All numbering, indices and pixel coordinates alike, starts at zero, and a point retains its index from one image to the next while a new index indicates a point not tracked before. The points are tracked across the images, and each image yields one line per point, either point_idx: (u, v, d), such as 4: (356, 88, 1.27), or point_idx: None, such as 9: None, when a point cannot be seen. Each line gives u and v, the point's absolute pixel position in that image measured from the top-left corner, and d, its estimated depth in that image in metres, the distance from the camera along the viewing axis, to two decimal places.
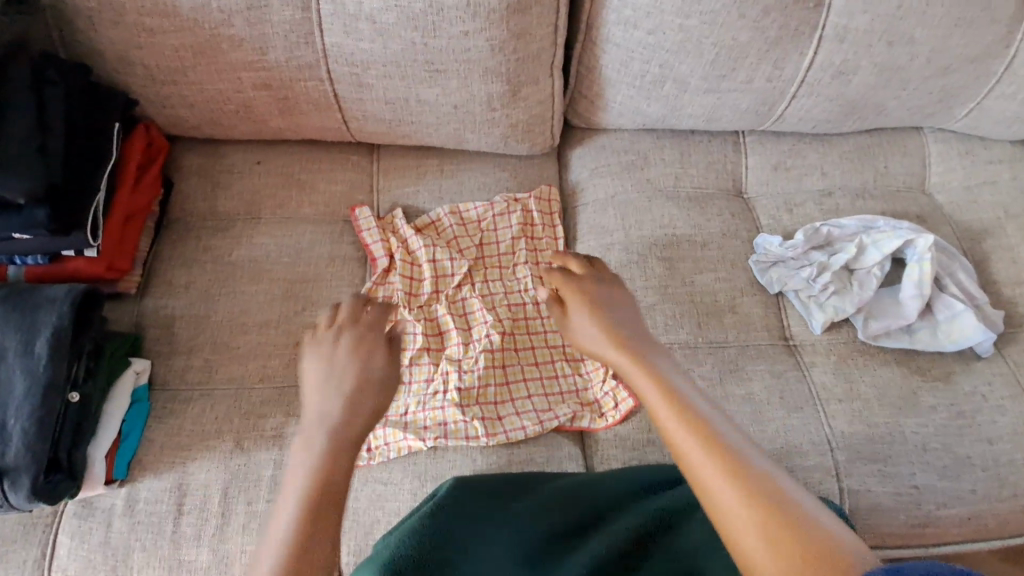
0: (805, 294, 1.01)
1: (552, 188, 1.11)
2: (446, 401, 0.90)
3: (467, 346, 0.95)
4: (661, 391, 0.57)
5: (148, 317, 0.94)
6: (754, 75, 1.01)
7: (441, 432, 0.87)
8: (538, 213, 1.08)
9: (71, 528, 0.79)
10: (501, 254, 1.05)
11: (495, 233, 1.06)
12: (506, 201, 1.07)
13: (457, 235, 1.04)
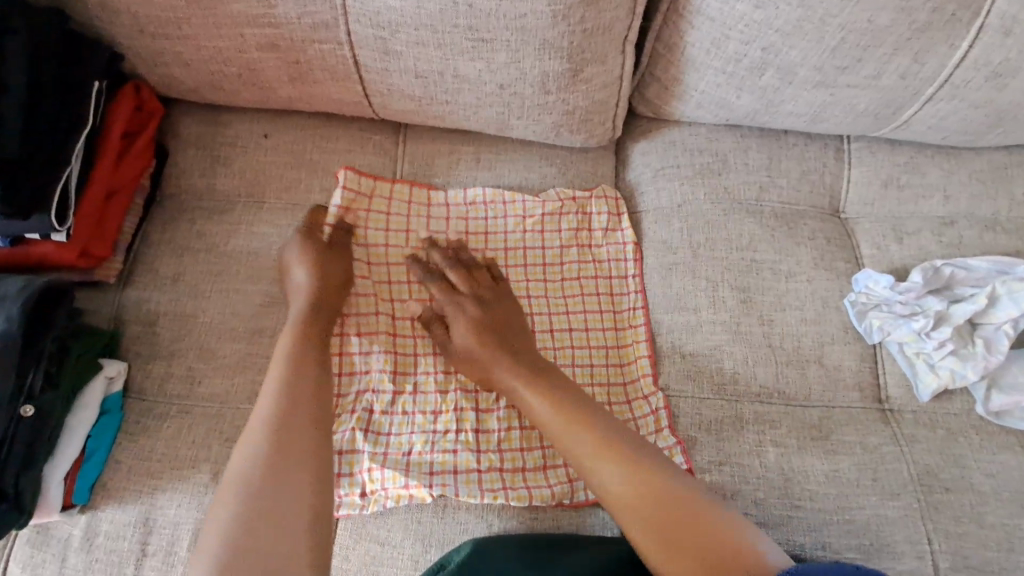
0: (913, 350, 0.81)
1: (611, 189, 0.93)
2: (459, 443, 0.77)
3: (491, 375, 0.81)
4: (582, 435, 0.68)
5: (128, 312, 0.81)
6: (884, 69, 0.79)
7: (451, 482, 0.74)
8: (601, 219, 0.91)
9: (23, 557, 0.69)
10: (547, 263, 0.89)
11: (539, 239, 0.89)
12: (561, 200, 0.90)
13: (493, 230, 0.89)
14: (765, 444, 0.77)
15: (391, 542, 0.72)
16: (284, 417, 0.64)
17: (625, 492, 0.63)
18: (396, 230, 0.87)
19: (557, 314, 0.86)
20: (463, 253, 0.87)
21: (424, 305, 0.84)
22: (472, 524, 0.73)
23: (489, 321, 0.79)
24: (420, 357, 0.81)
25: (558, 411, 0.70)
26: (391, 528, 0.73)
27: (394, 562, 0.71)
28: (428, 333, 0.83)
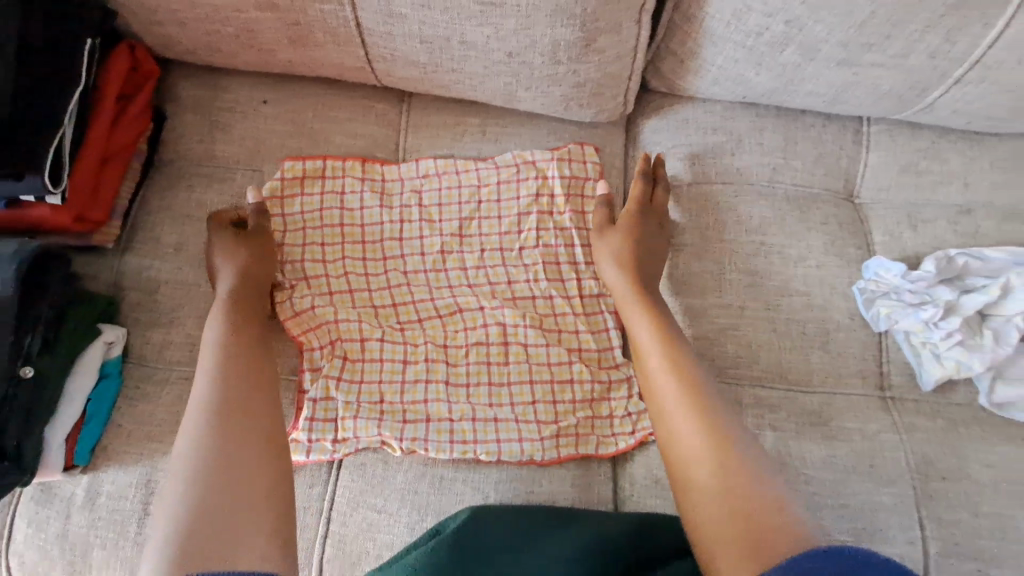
0: (919, 339, 0.81)
1: (585, 147, 0.89)
2: (430, 393, 0.78)
3: (455, 338, 0.81)
4: (679, 374, 0.70)
5: (128, 279, 0.81)
6: (913, 48, 0.75)
7: (422, 431, 0.75)
8: (562, 182, 0.87)
9: (28, 513, 0.71)
10: (503, 233, 0.86)
11: (499, 203, 0.87)
12: (517, 164, 0.88)
13: (446, 199, 0.87)
14: (763, 427, 0.78)
15: (387, 512, 0.72)
16: (230, 402, 0.64)
17: (691, 434, 0.65)
18: (344, 203, 0.86)
19: (519, 280, 0.84)
20: (415, 218, 0.86)
21: (377, 272, 0.84)
22: (469, 496, 0.73)
23: (637, 253, 0.80)
24: (388, 310, 0.82)
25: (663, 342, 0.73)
26: (388, 497, 0.73)
27: (389, 531, 0.71)
28: (385, 298, 0.83)
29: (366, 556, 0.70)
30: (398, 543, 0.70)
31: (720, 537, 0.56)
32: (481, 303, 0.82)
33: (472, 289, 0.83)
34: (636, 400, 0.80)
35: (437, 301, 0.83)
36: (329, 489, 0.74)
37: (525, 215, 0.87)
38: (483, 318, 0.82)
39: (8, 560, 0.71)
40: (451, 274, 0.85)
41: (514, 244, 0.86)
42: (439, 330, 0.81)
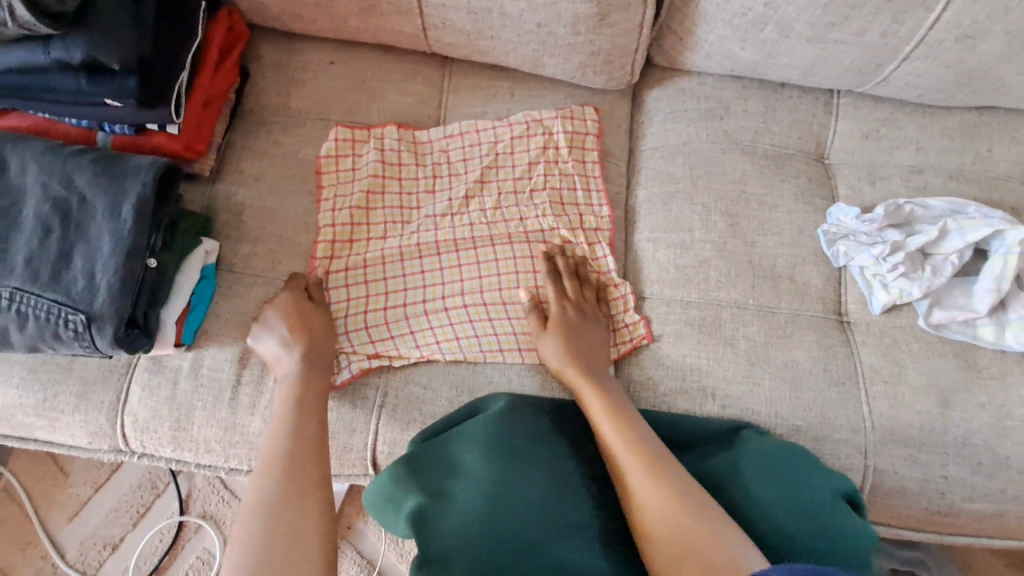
0: (871, 272, 0.97)
1: (585, 108, 1.06)
2: (455, 317, 0.93)
3: (478, 269, 0.95)
4: (628, 444, 0.77)
5: (219, 203, 0.98)
6: (868, 27, 0.93)
7: (453, 344, 0.92)
8: (565, 136, 1.03)
9: (143, 380, 0.87)
10: (517, 179, 1.01)
11: (513, 157, 1.02)
12: (527, 122, 1.04)
13: (469, 154, 1.02)
14: (737, 337, 0.94)
15: (432, 389, 0.90)
16: (303, 413, 0.79)
17: (653, 496, 0.72)
18: (384, 158, 1.01)
19: (530, 217, 0.99)
20: (443, 177, 1.01)
21: (412, 216, 0.99)
22: (497, 378, 0.92)
23: (574, 334, 0.90)
24: (420, 246, 0.96)
25: (610, 411, 0.82)
26: (433, 378, 0.91)
27: (434, 403, 0.90)
28: (418, 236, 0.97)
29: (414, 423, 0.89)
30: (441, 413, 0.89)
31: (677, 562, 0.66)
32: (495, 240, 0.97)
33: (492, 228, 0.97)
34: (633, 313, 0.97)
35: (459, 243, 0.96)
36: (387, 371, 0.91)
37: (534, 165, 1.02)
38: (497, 254, 0.96)
39: (124, 417, 0.87)
40: (472, 215, 0.98)
41: (526, 188, 1.01)
42: (464, 263, 0.95)
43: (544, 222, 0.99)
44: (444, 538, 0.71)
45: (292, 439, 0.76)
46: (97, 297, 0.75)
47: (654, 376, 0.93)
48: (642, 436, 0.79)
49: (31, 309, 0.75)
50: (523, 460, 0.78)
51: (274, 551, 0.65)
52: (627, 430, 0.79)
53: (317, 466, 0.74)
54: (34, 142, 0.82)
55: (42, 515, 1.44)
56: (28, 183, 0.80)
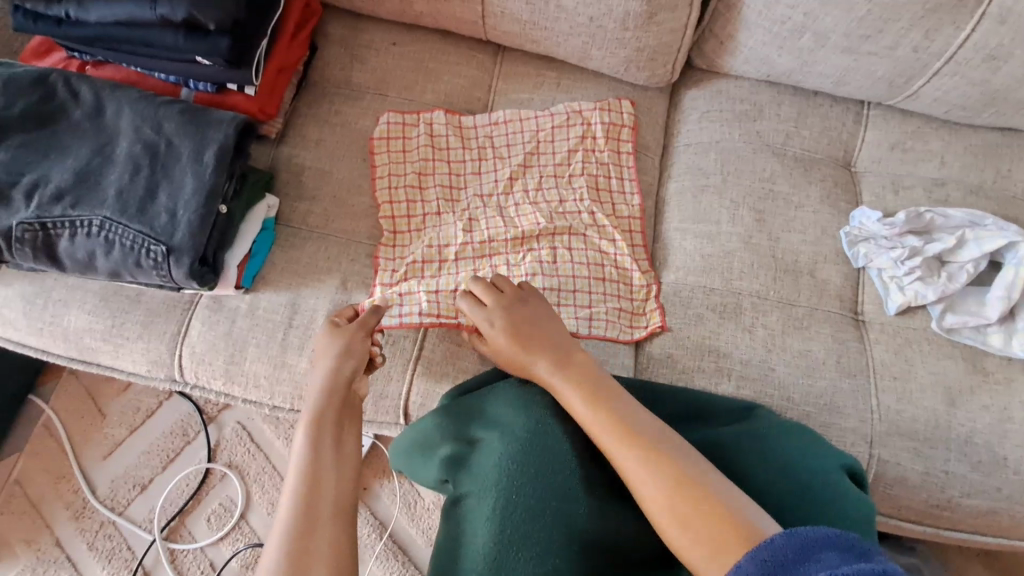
0: (888, 275, 1.01)
1: (621, 102, 1.12)
2: None
3: (517, 246, 1.01)
4: (614, 430, 0.74)
5: (281, 162, 1.06)
6: (900, 42, 0.99)
7: None
8: (602, 127, 1.09)
9: (203, 316, 0.95)
10: (556, 164, 1.08)
11: (553, 143, 1.09)
12: (568, 112, 1.10)
13: (513, 141, 1.09)
14: (756, 324, 0.99)
15: (466, 347, 0.97)
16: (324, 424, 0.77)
17: (647, 477, 0.69)
18: (433, 142, 1.08)
19: (568, 200, 1.05)
20: (488, 160, 1.08)
21: (461, 198, 1.05)
22: None
23: (530, 322, 0.88)
24: (463, 226, 1.02)
25: (584, 395, 0.79)
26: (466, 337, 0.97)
27: (466, 360, 0.96)
28: (464, 214, 1.03)
29: (446, 377, 0.95)
30: (471, 369, 0.96)
31: (675, 528, 0.65)
32: (536, 220, 1.02)
33: (534, 208, 1.04)
34: (650, 301, 1.02)
35: (504, 222, 1.02)
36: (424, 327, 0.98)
37: (574, 152, 1.08)
38: (536, 234, 1.01)
39: (182, 349, 0.95)
40: (516, 196, 1.05)
41: (566, 172, 1.07)
42: (506, 241, 1.01)
43: (580, 206, 1.05)
44: (479, 482, 0.79)
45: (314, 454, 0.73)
46: (177, 231, 0.84)
47: (673, 355, 0.99)
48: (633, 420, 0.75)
49: (116, 236, 0.84)
50: (552, 416, 0.81)
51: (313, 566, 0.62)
52: (606, 413, 0.76)
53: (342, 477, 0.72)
54: (130, 91, 0.91)
55: (79, 452, 1.53)
56: (122, 125, 0.89)
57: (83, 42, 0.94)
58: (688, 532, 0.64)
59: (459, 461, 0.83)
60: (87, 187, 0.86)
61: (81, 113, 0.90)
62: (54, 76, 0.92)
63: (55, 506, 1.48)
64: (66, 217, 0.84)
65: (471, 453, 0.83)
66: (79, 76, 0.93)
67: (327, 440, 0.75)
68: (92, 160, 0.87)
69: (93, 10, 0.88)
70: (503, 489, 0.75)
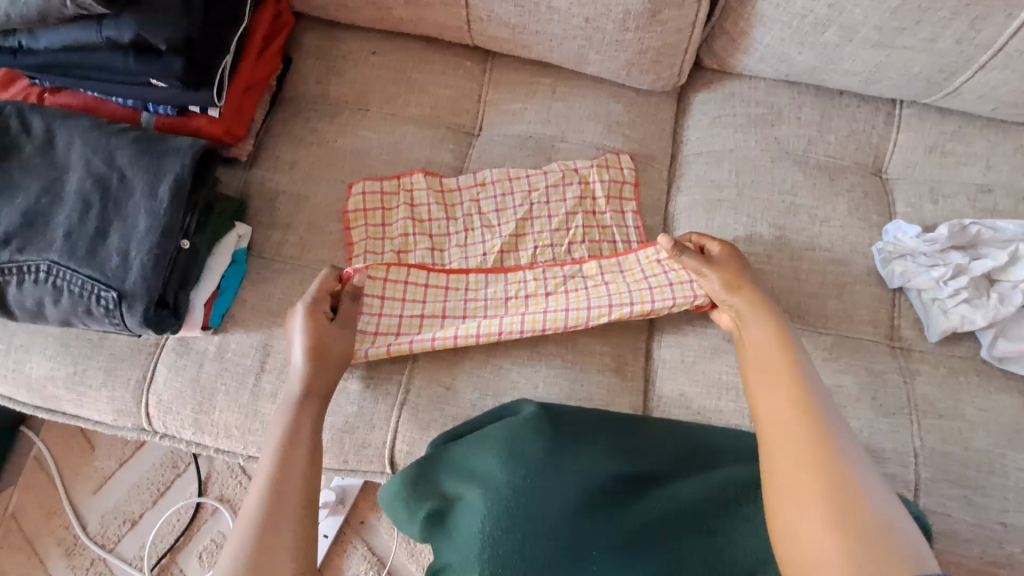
0: (929, 296, 0.90)
1: (621, 156, 0.99)
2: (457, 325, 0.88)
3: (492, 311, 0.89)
4: (782, 355, 0.70)
5: (253, 188, 0.97)
6: (941, 34, 0.87)
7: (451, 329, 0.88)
8: (602, 186, 0.96)
9: (169, 360, 0.88)
10: (553, 230, 0.94)
11: (547, 206, 0.95)
12: (563, 171, 0.97)
13: (502, 205, 0.95)
14: None
15: (455, 390, 0.87)
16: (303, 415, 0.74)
17: (781, 394, 0.65)
18: (414, 214, 0.95)
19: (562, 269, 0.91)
20: (475, 230, 0.95)
21: (443, 274, 0.90)
22: (522, 386, 0.88)
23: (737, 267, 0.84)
24: (436, 295, 0.90)
25: (773, 335, 0.74)
26: (456, 379, 0.88)
27: (455, 405, 0.87)
28: (444, 291, 0.90)
29: (434, 424, 0.86)
30: (461, 415, 0.86)
31: (794, 440, 0.60)
32: (518, 293, 0.90)
33: (521, 276, 0.90)
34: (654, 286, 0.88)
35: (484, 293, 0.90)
36: (410, 367, 0.89)
37: (572, 216, 0.95)
38: (514, 302, 0.89)
39: (149, 396, 0.87)
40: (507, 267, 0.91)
41: (563, 241, 0.93)
42: (484, 307, 0.89)
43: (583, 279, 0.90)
44: (460, 549, 0.70)
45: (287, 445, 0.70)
46: (129, 276, 0.77)
47: (686, 393, 0.89)
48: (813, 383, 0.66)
49: (66, 283, 0.77)
50: (543, 468, 0.73)
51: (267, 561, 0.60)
52: (788, 347, 0.71)
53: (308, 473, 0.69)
54: (82, 120, 0.84)
55: (68, 486, 1.46)
56: (73, 158, 0.82)
57: (38, 70, 0.87)
58: (803, 448, 0.58)
59: (441, 524, 0.75)
60: (36, 229, 0.79)
61: (32, 147, 0.83)
62: (6, 108, 0.84)
63: (46, 542, 1.42)
64: (13, 263, 0.77)
65: (454, 510, 0.75)
66: (31, 107, 0.85)
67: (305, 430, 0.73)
68: (41, 199, 0.80)
69: (40, 35, 0.80)
70: (485, 557, 0.67)
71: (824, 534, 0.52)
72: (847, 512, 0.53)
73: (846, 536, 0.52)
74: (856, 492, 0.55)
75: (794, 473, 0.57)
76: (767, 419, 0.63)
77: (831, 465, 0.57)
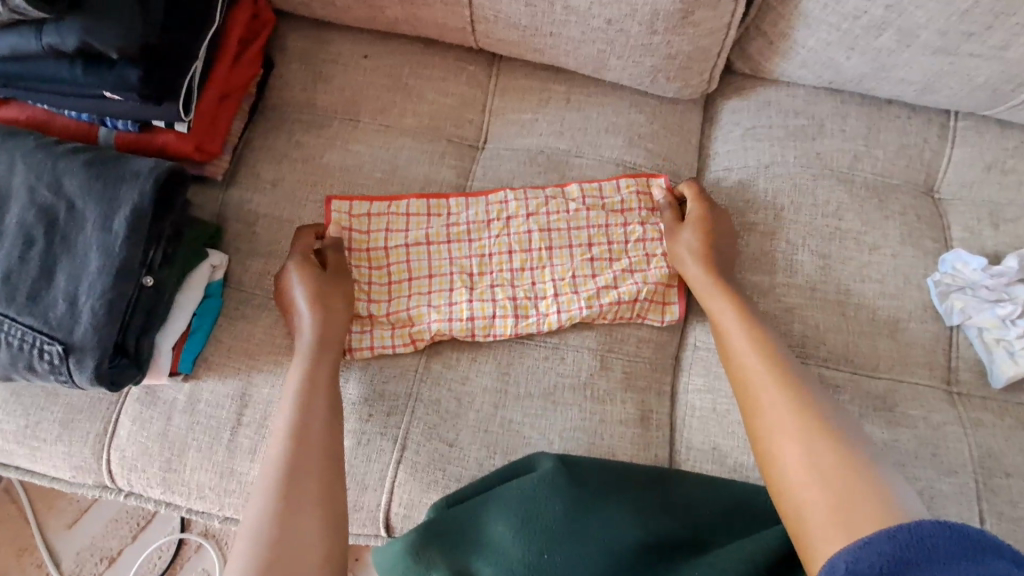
0: (993, 336, 0.80)
1: (642, 179, 0.88)
2: (482, 325, 0.81)
3: (515, 311, 0.82)
4: (753, 344, 0.71)
5: (230, 211, 0.86)
6: (1015, 39, 0.76)
7: (470, 328, 0.81)
8: (620, 198, 0.87)
9: (133, 412, 0.77)
10: (567, 235, 0.85)
11: (557, 222, 0.85)
12: (573, 192, 0.87)
13: (510, 212, 0.86)
14: None
15: (458, 445, 0.77)
16: (319, 389, 0.72)
17: (764, 389, 0.66)
18: (412, 226, 0.85)
19: (583, 266, 0.84)
20: (482, 243, 0.85)
21: (455, 275, 0.83)
22: (535, 439, 0.77)
23: (715, 234, 0.82)
24: (449, 300, 0.82)
25: (746, 326, 0.74)
26: (459, 432, 0.78)
27: (459, 462, 0.76)
28: (444, 300, 0.82)
29: (435, 484, 0.76)
30: (467, 474, 0.76)
31: (789, 428, 0.61)
32: (537, 295, 0.83)
33: (540, 276, 0.84)
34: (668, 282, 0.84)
35: (499, 302, 0.82)
36: (408, 416, 0.78)
37: (578, 215, 0.86)
38: (535, 301, 0.83)
39: (111, 452, 0.77)
40: (522, 267, 0.84)
41: (581, 242, 0.85)
42: (502, 307, 0.82)
43: (583, 281, 0.83)
44: None
45: (298, 417, 0.69)
46: (78, 324, 0.66)
47: (720, 446, 0.79)
48: (789, 368, 0.68)
49: (4, 333, 0.66)
50: (564, 535, 0.64)
51: (285, 536, 0.59)
52: (752, 323, 0.74)
53: (327, 445, 0.67)
54: (27, 138, 0.72)
55: (40, 519, 1.35)
56: (14, 183, 0.70)
57: None
58: (798, 439, 0.59)
59: None
60: None
61: None
62: None
63: None
64: None
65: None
66: None
67: (318, 400, 0.71)
68: None
69: None
70: None
71: (819, 492, 0.55)
72: (834, 468, 0.55)
73: (838, 492, 0.54)
74: (841, 450, 0.57)
75: (796, 463, 0.58)
76: (761, 413, 0.64)
77: (827, 448, 0.57)
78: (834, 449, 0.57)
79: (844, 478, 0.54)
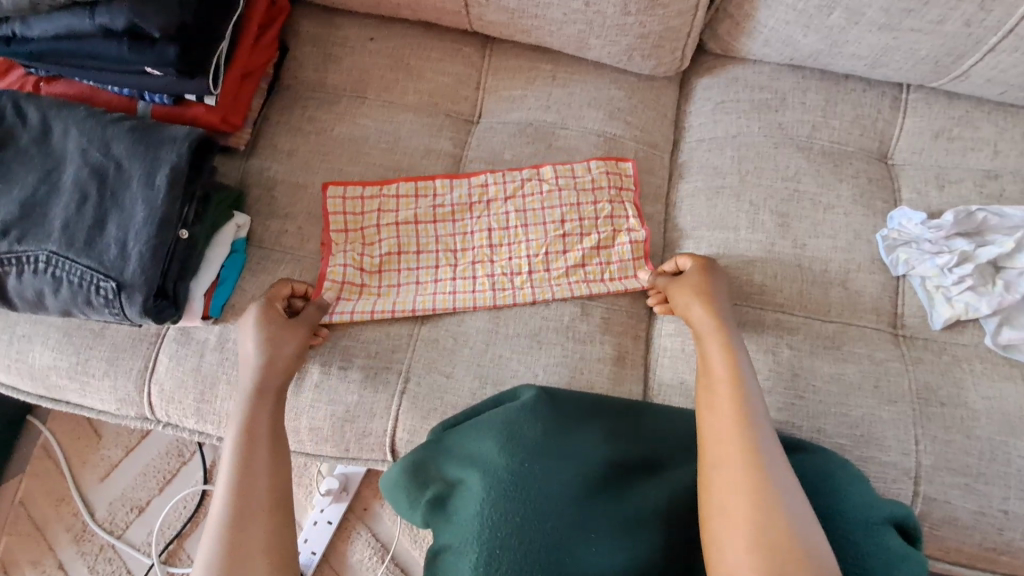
0: (933, 284, 0.89)
1: (623, 163, 0.97)
2: (478, 283, 0.92)
3: (504, 276, 0.92)
4: (728, 371, 0.69)
5: (251, 177, 0.97)
6: (950, 15, 0.85)
7: (470, 286, 0.92)
8: (593, 176, 0.96)
9: (170, 351, 0.88)
10: (546, 207, 0.95)
11: (534, 199, 0.95)
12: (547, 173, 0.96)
13: (488, 193, 0.96)
14: (780, 343, 0.87)
15: (453, 379, 0.87)
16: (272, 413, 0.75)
17: (723, 424, 0.65)
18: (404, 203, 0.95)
19: (558, 238, 0.94)
20: (467, 218, 0.95)
21: (449, 241, 0.94)
22: (522, 373, 0.88)
23: (711, 280, 0.83)
24: (447, 263, 0.93)
25: (724, 355, 0.72)
26: (455, 368, 0.88)
27: (454, 393, 0.87)
28: (432, 275, 0.93)
29: (434, 412, 0.86)
30: (461, 404, 0.86)
31: (729, 467, 0.61)
32: (523, 257, 0.93)
33: (524, 243, 0.94)
34: (629, 257, 0.93)
35: (490, 266, 0.93)
36: (410, 355, 0.89)
37: (551, 195, 0.95)
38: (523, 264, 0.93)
39: (151, 385, 0.88)
40: (508, 235, 0.94)
41: (556, 217, 0.94)
42: (497, 268, 0.93)
43: (555, 257, 0.93)
44: (461, 531, 0.68)
45: (248, 435, 0.71)
46: (128, 265, 0.77)
47: (687, 382, 0.88)
48: (753, 405, 0.66)
49: (65, 273, 0.77)
50: (543, 446, 0.73)
51: (239, 550, 0.62)
52: (731, 351, 0.72)
53: (276, 460, 0.70)
54: (78, 109, 0.83)
55: (75, 473, 1.47)
56: (69, 149, 0.81)
57: (33, 59, 0.86)
58: (738, 483, 0.59)
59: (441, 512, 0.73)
60: (34, 221, 0.79)
61: (28, 137, 0.82)
62: (3, 98, 0.84)
63: (56, 528, 1.43)
64: (13, 253, 0.77)
65: (456, 499, 0.73)
66: (28, 96, 0.85)
67: (262, 417, 0.74)
68: (39, 189, 0.80)
69: (35, 25, 0.80)
70: (486, 538, 0.65)
71: (741, 543, 0.56)
72: (771, 523, 0.56)
73: (763, 544, 0.55)
74: (780, 515, 0.57)
75: (729, 500, 0.59)
76: (711, 444, 0.64)
77: (761, 498, 0.58)
78: (764, 500, 0.58)
79: (764, 530, 0.56)
